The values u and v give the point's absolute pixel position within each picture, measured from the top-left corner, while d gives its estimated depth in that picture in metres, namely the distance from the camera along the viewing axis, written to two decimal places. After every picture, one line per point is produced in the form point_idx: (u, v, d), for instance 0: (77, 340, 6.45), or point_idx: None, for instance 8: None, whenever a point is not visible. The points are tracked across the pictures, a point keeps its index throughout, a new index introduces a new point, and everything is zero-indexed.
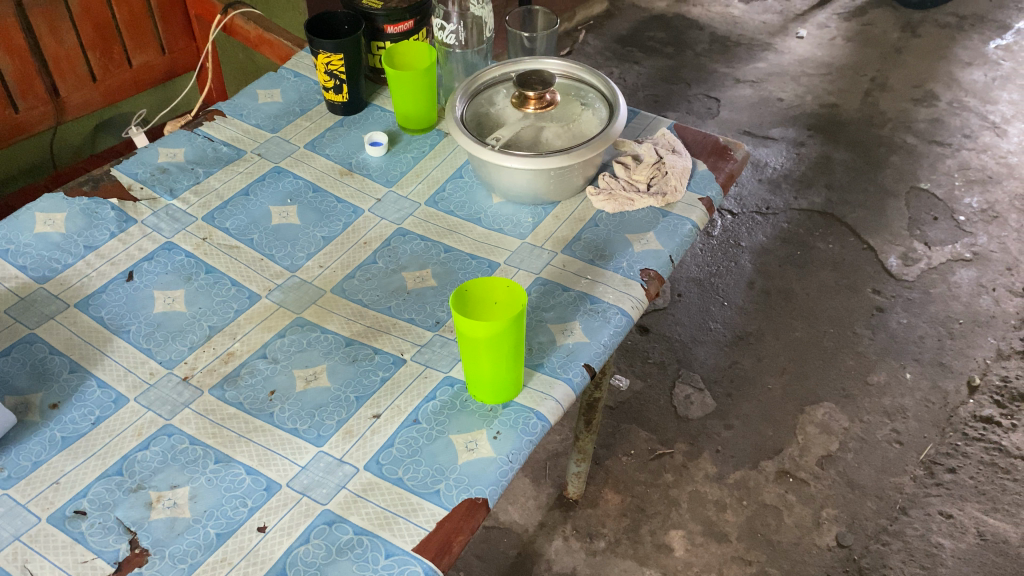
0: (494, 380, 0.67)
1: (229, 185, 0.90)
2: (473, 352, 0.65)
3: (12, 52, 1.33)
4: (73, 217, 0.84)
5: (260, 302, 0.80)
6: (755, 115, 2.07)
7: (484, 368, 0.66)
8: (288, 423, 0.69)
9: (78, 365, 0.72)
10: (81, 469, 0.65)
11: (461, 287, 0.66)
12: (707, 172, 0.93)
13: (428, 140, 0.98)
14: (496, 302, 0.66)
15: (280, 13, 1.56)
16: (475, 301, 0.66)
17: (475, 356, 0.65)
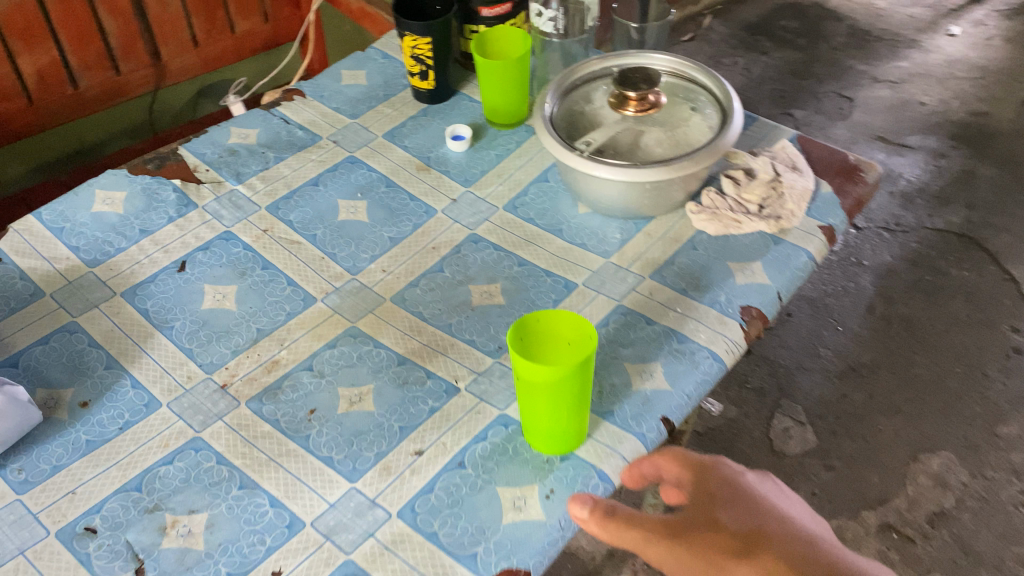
0: (552, 429, 0.58)
1: (299, 172, 0.84)
2: (528, 394, 0.56)
3: (118, 14, 1.31)
4: (133, 198, 0.80)
5: (314, 306, 0.73)
6: (892, 119, 1.89)
7: (541, 418, 0.57)
8: (323, 450, 0.62)
9: (115, 362, 0.68)
10: (101, 478, 0.60)
11: (520, 320, 0.57)
12: (831, 195, 0.80)
13: (516, 136, 0.90)
14: (562, 342, 0.58)
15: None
16: (535, 338, 0.58)
17: (531, 399, 0.56)
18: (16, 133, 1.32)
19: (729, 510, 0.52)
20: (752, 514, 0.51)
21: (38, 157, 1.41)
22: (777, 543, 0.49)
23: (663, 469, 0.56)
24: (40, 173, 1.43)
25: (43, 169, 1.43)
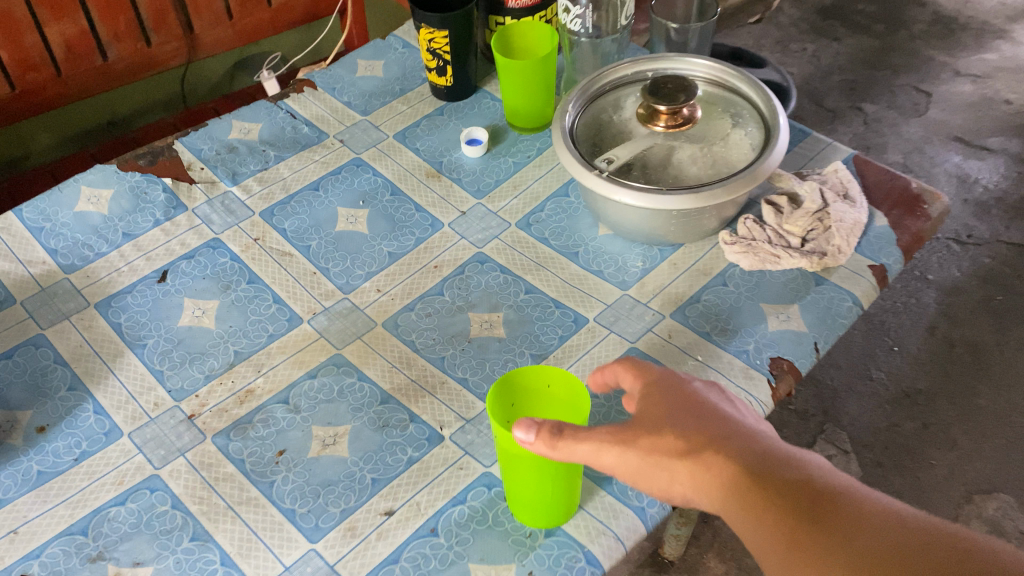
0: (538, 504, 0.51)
1: (300, 175, 0.78)
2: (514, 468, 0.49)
3: None
4: (120, 197, 0.74)
5: (299, 328, 0.67)
6: (972, 118, 1.74)
7: (526, 489, 0.50)
8: (286, 501, 0.56)
9: (79, 382, 0.63)
10: (46, 518, 0.56)
11: (505, 376, 0.51)
12: (886, 230, 0.71)
13: (538, 142, 0.82)
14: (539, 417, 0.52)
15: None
16: (520, 396, 0.51)
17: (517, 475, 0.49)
18: (44, 103, 1.28)
19: (680, 403, 0.47)
20: (701, 405, 0.47)
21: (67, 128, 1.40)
22: (729, 440, 0.45)
23: (616, 366, 0.51)
24: (71, 143, 1.42)
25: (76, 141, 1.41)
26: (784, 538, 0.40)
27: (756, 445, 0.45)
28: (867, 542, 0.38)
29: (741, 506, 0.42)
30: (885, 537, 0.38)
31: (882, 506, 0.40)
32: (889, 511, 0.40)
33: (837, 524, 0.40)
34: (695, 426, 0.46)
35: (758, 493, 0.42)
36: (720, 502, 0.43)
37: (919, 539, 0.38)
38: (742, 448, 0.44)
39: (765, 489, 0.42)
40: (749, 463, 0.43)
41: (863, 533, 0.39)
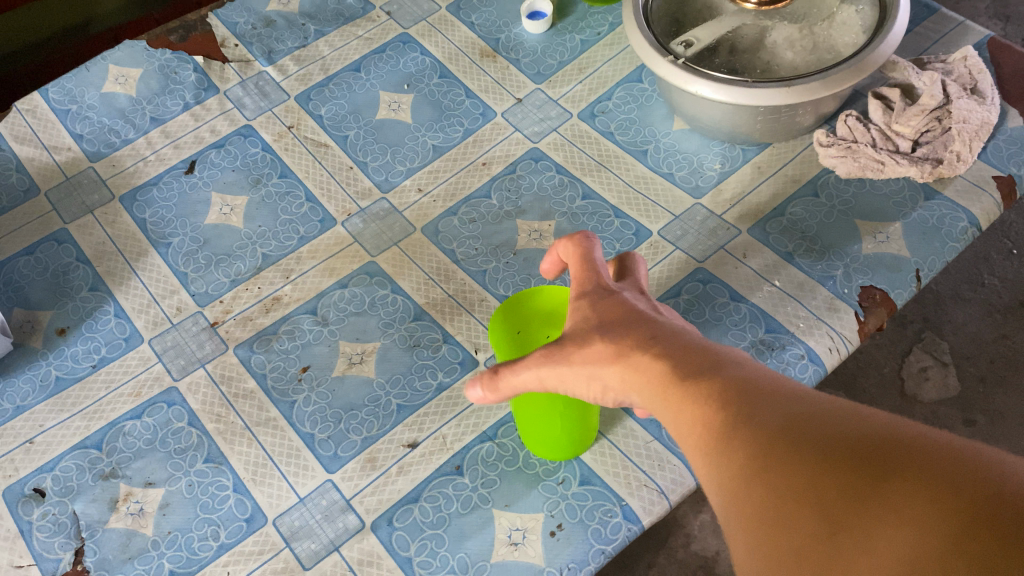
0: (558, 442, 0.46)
1: (341, 53, 0.70)
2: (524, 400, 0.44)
3: None
4: (148, 76, 0.68)
5: (332, 231, 0.62)
6: None
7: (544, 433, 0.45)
8: (306, 425, 0.52)
9: (101, 283, 0.59)
10: (62, 428, 0.53)
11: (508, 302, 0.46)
12: (1020, 133, 0.59)
13: (612, 16, 0.71)
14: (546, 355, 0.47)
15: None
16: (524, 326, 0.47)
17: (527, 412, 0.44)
18: None
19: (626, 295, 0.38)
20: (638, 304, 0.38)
21: None
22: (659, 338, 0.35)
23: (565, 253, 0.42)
24: None
25: None
26: (691, 429, 0.30)
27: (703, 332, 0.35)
28: (778, 419, 0.27)
29: (659, 404, 0.33)
30: (803, 418, 0.27)
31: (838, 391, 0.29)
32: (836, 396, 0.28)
33: (765, 398, 0.29)
34: (635, 318, 0.37)
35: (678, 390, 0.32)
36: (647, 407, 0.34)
37: (848, 421, 0.26)
38: (682, 336, 0.35)
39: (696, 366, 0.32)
40: (676, 353, 0.34)
41: (797, 409, 0.28)
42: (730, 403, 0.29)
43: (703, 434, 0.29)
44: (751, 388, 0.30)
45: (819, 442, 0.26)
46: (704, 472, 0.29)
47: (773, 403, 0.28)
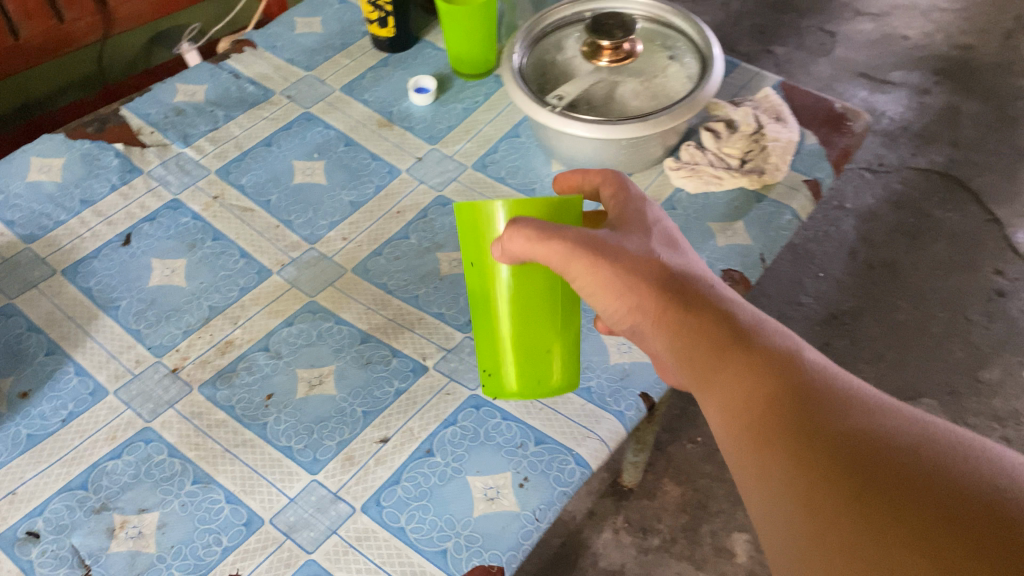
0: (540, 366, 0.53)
1: (251, 132, 0.79)
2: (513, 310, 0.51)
3: None
4: (72, 164, 0.74)
5: (270, 280, 0.69)
6: (875, 54, 1.84)
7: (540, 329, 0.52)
8: (281, 439, 0.58)
9: (57, 347, 0.63)
10: (43, 477, 0.56)
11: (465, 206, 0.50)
12: (817, 148, 0.76)
13: (484, 88, 0.84)
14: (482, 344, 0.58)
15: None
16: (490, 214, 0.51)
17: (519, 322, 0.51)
18: None
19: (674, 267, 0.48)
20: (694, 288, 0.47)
21: None
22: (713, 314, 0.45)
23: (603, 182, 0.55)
24: None
25: None
26: (755, 401, 0.40)
27: (764, 330, 0.44)
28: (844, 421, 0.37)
29: (717, 373, 0.43)
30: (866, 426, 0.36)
31: (886, 403, 0.38)
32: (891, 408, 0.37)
33: (819, 404, 0.38)
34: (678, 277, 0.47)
35: (735, 366, 0.42)
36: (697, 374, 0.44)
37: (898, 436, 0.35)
38: (726, 323, 0.44)
39: (755, 361, 0.42)
40: (731, 340, 0.43)
41: (843, 412, 0.37)
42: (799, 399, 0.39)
43: (761, 420, 0.40)
44: (807, 392, 0.39)
45: (857, 445, 0.35)
46: (763, 440, 0.39)
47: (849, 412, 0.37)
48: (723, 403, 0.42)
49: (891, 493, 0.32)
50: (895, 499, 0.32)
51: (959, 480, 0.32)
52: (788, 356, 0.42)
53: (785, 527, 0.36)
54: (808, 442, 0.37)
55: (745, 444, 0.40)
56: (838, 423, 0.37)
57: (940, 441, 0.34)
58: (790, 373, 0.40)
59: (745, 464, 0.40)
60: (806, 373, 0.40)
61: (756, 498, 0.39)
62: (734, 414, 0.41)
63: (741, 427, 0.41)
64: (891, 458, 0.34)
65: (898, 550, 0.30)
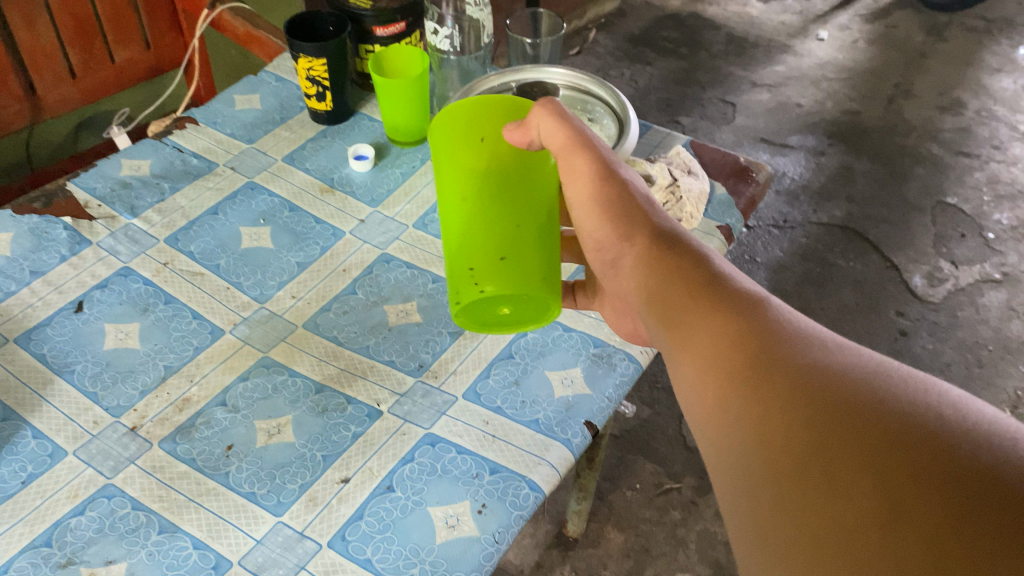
0: (541, 265, 0.58)
1: (197, 203, 0.82)
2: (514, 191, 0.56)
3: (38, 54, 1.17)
4: (20, 238, 0.77)
5: (223, 338, 0.71)
6: (773, 121, 1.99)
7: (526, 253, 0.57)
8: (244, 486, 0.60)
9: (12, 413, 0.64)
10: (5, 537, 0.57)
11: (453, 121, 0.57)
12: (727, 196, 0.84)
13: (419, 153, 0.90)
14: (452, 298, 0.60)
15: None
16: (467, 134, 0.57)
17: (523, 203, 0.57)
18: None
19: (643, 205, 0.56)
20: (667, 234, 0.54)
21: None
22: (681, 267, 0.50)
23: None
24: None
25: None
26: (720, 340, 0.45)
27: (728, 275, 0.49)
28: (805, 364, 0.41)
29: (685, 314, 0.48)
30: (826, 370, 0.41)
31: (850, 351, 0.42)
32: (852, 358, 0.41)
33: (781, 346, 0.43)
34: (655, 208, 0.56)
35: (701, 309, 0.47)
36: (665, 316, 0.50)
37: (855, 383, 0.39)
38: (693, 275, 0.49)
39: (720, 306, 0.46)
40: (700, 289, 0.48)
41: (808, 355, 0.42)
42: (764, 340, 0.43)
43: (725, 355, 0.44)
44: (771, 332, 0.44)
45: (818, 388, 0.40)
46: (723, 368, 0.44)
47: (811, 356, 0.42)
48: (687, 343, 0.47)
49: (855, 427, 0.37)
50: (859, 434, 0.37)
51: (914, 414, 0.37)
52: (751, 299, 0.46)
53: (743, 455, 0.41)
54: (772, 379, 0.41)
55: (709, 378, 0.44)
56: (803, 363, 0.41)
57: (892, 379, 0.39)
58: (753, 315, 0.45)
59: (705, 395, 0.44)
60: (767, 314, 0.45)
61: (711, 425, 0.44)
62: (698, 353, 0.46)
63: (706, 365, 0.45)
64: (854, 395, 0.39)
65: (859, 481, 0.36)
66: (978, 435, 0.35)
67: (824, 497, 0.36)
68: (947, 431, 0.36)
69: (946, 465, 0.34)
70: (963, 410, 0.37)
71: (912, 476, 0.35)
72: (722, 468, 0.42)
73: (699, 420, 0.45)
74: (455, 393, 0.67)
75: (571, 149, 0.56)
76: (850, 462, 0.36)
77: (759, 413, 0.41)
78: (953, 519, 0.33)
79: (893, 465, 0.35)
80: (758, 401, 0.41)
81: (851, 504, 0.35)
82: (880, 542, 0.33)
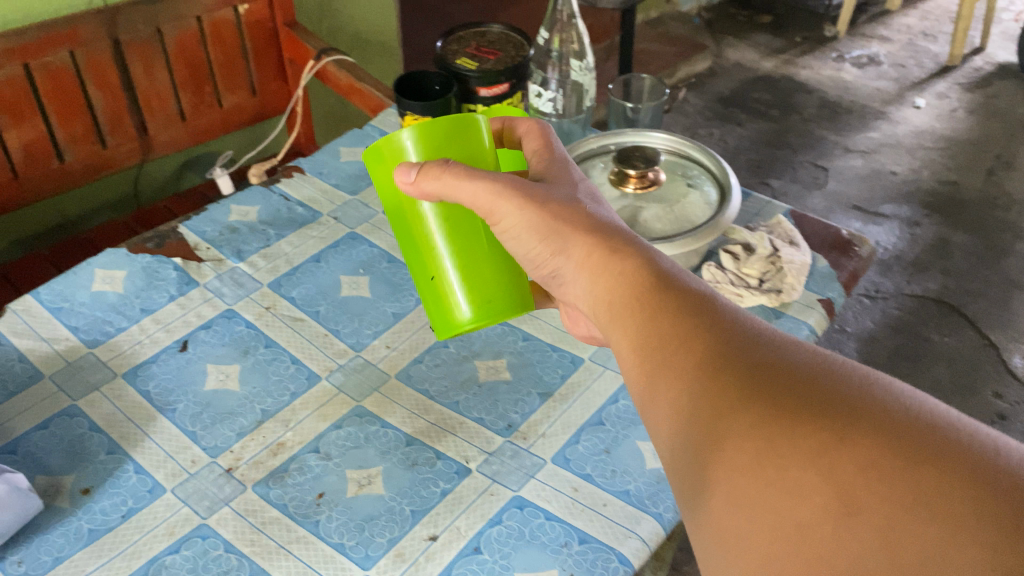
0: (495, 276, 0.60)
1: (301, 250, 0.86)
2: (450, 224, 0.58)
3: (154, 98, 1.24)
4: (133, 277, 0.82)
5: (318, 385, 0.72)
6: (866, 188, 1.95)
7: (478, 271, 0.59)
8: (334, 536, 0.60)
9: (117, 446, 0.67)
10: (105, 570, 0.58)
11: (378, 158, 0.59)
12: (828, 269, 0.82)
13: None
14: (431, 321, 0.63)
15: (337, 33, 1.53)
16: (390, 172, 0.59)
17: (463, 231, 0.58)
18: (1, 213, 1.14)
19: (569, 212, 0.55)
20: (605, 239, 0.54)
21: (17, 232, 1.31)
22: (625, 271, 0.50)
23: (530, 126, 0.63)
24: (21, 247, 1.32)
25: (13, 246, 1.32)
26: (664, 335, 0.45)
27: (678, 275, 0.49)
28: (745, 355, 0.42)
29: (630, 313, 0.48)
30: (768, 361, 0.41)
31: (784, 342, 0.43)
32: (787, 348, 0.42)
33: (724, 339, 0.43)
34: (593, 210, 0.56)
35: (646, 307, 0.47)
36: (609, 313, 0.50)
37: (794, 372, 0.40)
38: (636, 272, 0.50)
39: (672, 306, 0.46)
40: (644, 290, 0.48)
41: (747, 347, 0.43)
42: (707, 333, 0.44)
43: (668, 349, 0.45)
44: (714, 327, 0.44)
45: (760, 381, 0.40)
46: (667, 360, 0.44)
47: (752, 347, 0.42)
48: (634, 340, 0.47)
49: (807, 425, 0.38)
50: (803, 428, 0.38)
51: (853, 404, 0.38)
52: (698, 298, 0.47)
53: (697, 455, 0.41)
54: (722, 376, 0.42)
55: (658, 379, 0.44)
56: (746, 355, 0.42)
57: (828, 370, 0.40)
58: (703, 314, 0.45)
59: (656, 395, 0.44)
60: (717, 312, 0.46)
61: (667, 424, 0.44)
62: (648, 353, 0.46)
63: (651, 358, 0.45)
64: (801, 394, 0.39)
65: (816, 480, 0.36)
66: (921, 426, 0.36)
67: (783, 498, 0.37)
68: (894, 425, 0.36)
69: (897, 459, 0.35)
70: (904, 400, 0.38)
71: (867, 472, 0.35)
72: (679, 469, 0.42)
73: (650, 418, 0.45)
74: (544, 457, 0.66)
75: (493, 200, 0.54)
76: (804, 461, 0.37)
77: (711, 412, 0.41)
78: (909, 511, 0.34)
79: (848, 463, 0.36)
80: (708, 400, 0.41)
81: (809, 502, 0.36)
82: (841, 540, 0.35)
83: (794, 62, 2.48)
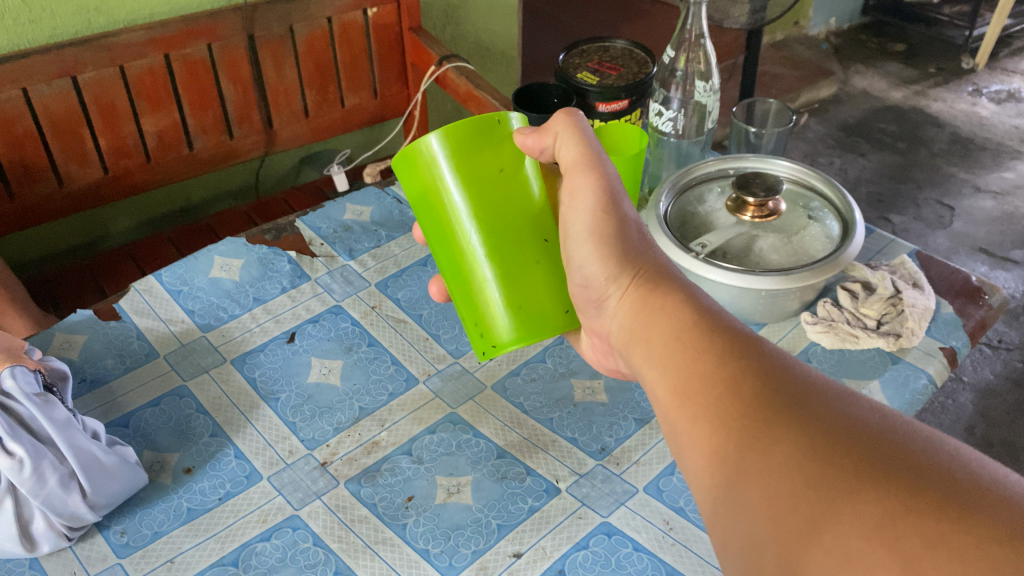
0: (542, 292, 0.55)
1: (410, 252, 0.87)
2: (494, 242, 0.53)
3: (280, 92, 1.28)
4: (249, 266, 0.84)
5: (416, 388, 0.73)
6: (995, 231, 1.85)
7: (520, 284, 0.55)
8: (419, 542, 0.60)
9: (220, 430, 0.69)
10: (199, 549, 0.60)
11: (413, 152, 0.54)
12: (953, 316, 0.78)
13: None
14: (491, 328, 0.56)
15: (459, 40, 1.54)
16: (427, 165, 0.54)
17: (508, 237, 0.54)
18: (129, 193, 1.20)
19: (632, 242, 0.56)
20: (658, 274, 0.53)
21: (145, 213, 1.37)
22: (671, 308, 0.49)
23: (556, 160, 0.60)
24: (147, 228, 1.39)
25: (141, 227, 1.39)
26: (708, 379, 0.42)
27: (722, 315, 0.47)
28: (798, 409, 0.38)
29: (673, 354, 0.46)
30: (822, 418, 0.37)
31: (843, 395, 0.39)
32: (845, 403, 0.38)
33: (772, 388, 0.40)
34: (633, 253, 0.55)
35: (690, 350, 0.44)
36: (652, 349, 0.48)
37: (852, 432, 0.36)
38: (681, 310, 0.48)
39: (715, 346, 0.43)
40: (690, 329, 0.46)
41: (800, 399, 0.39)
42: (755, 381, 0.40)
43: (713, 395, 0.41)
44: (762, 375, 0.41)
45: (815, 439, 0.37)
46: (708, 408, 0.41)
47: (805, 400, 0.39)
48: (676, 383, 0.44)
49: (869, 490, 0.34)
50: (859, 490, 0.34)
51: (920, 472, 0.34)
52: (744, 340, 0.43)
53: (745, 513, 0.37)
54: (770, 428, 0.38)
55: (699, 424, 0.41)
56: (797, 409, 0.38)
57: (891, 432, 0.36)
58: (749, 357, 0.42)
59: (698, 444, 0.41)
60: (764, 355, 0.42)
61: (712, 481, 0.40)
62: (688, 396, 0.43)
63: (695, 405, 0.42)
64: (854, 454, 0.35)
65: (875, 551, 0.32)
66: (993, 498, 0.32)
67: (835, 568, 0.33)
68: (960, 495, 0.32)
69: (968, 533, 0.31)
70: (970, 468, 0.34)
71: (936, 549, 0.31)
72: (726, 527, 0.39)
73: (690, 470, 0.42)
74: (636, 485, 0.65)
75: (580, 166, 0.56)
76: (859, 527, 0.33)
77: (758, 467, 0.37)
78: None
79: (906, 533, 0.32)
80: (755, 453, 0.38)
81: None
82: None
83: (925, 93, 2.38)
